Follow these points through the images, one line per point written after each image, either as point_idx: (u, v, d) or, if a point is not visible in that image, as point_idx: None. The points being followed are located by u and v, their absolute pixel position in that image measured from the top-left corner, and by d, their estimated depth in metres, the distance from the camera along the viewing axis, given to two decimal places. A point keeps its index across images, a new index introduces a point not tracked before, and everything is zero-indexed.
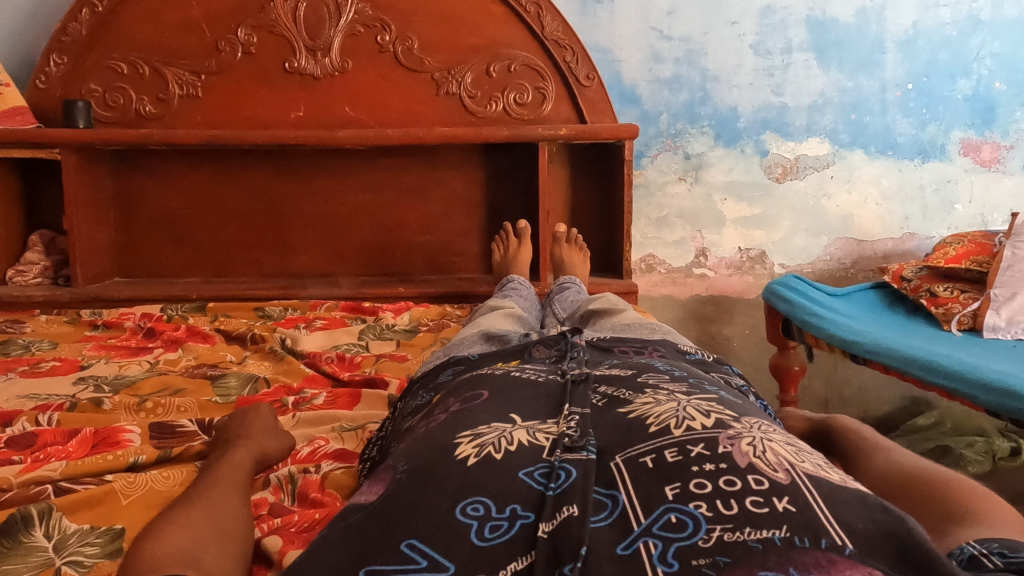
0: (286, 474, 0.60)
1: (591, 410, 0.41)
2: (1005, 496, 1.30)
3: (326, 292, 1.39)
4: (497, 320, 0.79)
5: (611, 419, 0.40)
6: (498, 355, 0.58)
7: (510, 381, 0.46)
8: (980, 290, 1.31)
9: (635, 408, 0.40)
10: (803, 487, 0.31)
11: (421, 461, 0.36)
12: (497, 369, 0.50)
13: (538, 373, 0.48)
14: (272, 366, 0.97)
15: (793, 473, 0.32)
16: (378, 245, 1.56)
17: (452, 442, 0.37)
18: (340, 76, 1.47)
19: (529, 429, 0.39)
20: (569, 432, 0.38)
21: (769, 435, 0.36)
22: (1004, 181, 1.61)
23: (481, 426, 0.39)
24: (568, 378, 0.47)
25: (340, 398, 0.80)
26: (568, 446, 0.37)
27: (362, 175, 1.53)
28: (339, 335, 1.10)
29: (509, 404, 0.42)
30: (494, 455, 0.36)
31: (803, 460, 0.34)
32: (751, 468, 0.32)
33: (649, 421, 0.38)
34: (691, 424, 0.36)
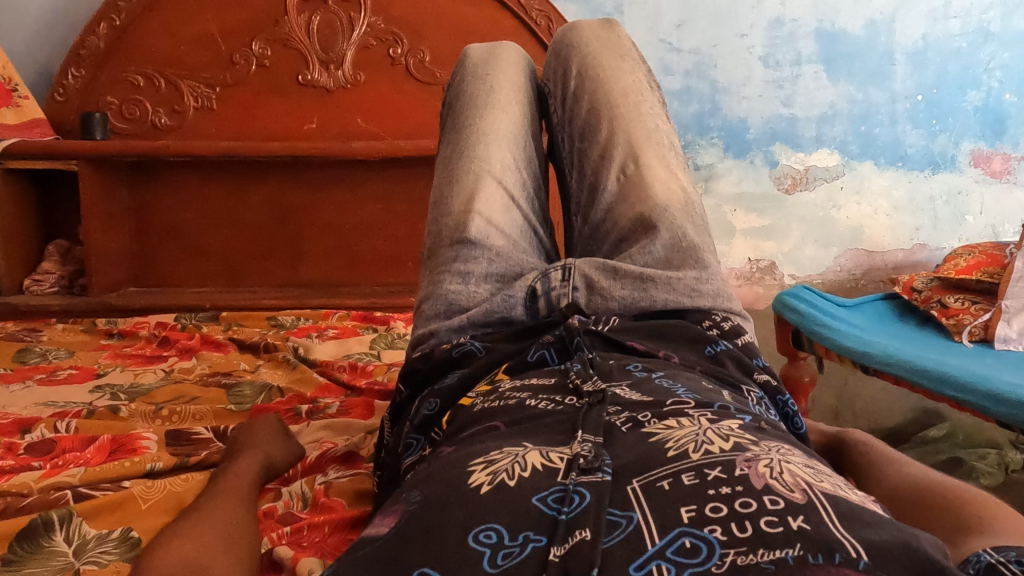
0: (297, 490, 0.60)
1: (605, 439, 0.36)
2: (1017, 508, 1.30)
3: (337, 301, 1.41)
4: (495, 208, 0.59)
5: (629, 442, 0.36)
6: (500, 338, 0.52)
7: (523, 414, 0.40)
8: (991, 301, 1.30)
9: (656, 431, 0.36)
10: (820, 506, 0.29)
11: (433, 490, 0.34)
12: (493, 391, 0.44)
13: (549, 399, 0.41)
14: (286, 375, 0.98)
15: (810, 493, 0.30)
16: (390, 255, 1.58)
17: (465, 470, 0.34)
18: (352, 89, 1.49)
19: (542, 451, 0.36)
20: (584, 453, 0.35)
21: (788, 457, 0.33)
22: (1014, 192, 1.62)
23: (493, 452, 0.36)
24: (584, 399, 0.40)
25: (353, 409, 0.79)
26: (582, 468, 0.34)
27: (375, 187, 1.55)
28: (351, 345, 1.11)
29: (526, 432, 0.38)
30: (507, 482, 0.33)
31: (820, 480, 0.32)
32: (767, 489, 0.30)
33: (668, 445, 0.35)
34: (709, 448, 0.34)
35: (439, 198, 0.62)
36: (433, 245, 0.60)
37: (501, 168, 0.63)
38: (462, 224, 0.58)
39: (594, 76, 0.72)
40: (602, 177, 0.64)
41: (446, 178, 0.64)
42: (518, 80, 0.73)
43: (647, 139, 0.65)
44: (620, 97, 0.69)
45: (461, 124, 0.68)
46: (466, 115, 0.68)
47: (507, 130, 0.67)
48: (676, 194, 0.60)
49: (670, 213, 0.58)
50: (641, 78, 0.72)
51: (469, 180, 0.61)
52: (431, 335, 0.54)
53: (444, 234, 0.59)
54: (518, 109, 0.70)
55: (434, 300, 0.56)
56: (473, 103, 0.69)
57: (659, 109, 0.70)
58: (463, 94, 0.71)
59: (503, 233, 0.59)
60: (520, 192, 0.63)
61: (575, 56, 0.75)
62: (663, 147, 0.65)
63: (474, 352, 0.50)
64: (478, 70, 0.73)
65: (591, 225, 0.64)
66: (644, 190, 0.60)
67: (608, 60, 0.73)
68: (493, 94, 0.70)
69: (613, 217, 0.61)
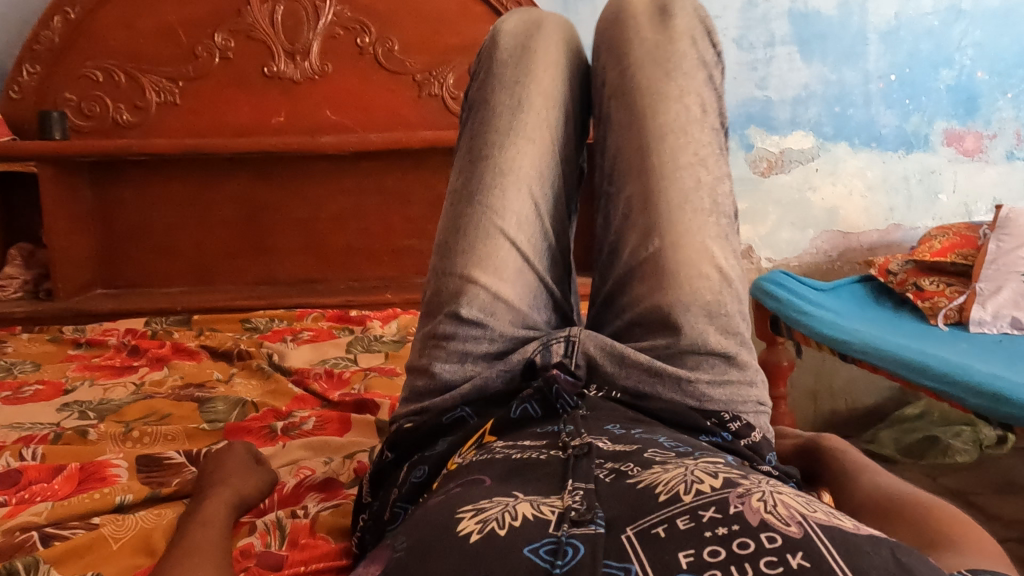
0: (273, 519, 0.59)
1: (597, 485, 0.35)
2: (990, 488, 1.34)
3: (311, 301, 1.39)
4: (502, 282, 0.55)
5: (618, 490, 0.34)
6: (491, 404, 0.50)
7: (511, 462, 0.39)
8: (966, 284, 1.31)
9: (642, 475, 0.35)
10: (818, 539, 0.28)
11: (421, 539, 0.32)
12: (480, 450, 0.42)
13: (540, 450, 0.40)
14: (260, 385, 0.95)
15: (806, 525, 0.29)
16: (365, 250, 1.56)
17: (453, 518, 0.33)
18: (320, 80, 1.45)
19: (532, 502, 0.34)
20: (575, 505, 0.33)
21: (779, 489, 0.32)
22: (987, 170, 1.62)
23: (482, 500, 0.34)
24: (570, 450, 0.39)
25: (330, 424, 0.77)
26: (574, 520, 0.32)
27: (346, 180, 1.52)
28: (326, 349, 1.09)
29: (518, 483, 0.36)
30: (498, 531, 0.31)
31: (815, 510, 0.31)
32: (763, 526, 0.29)
33: (659, 489, 0.33)
34: (699, 487, 0.32)
35: (444, 250, 0.58)
36: (433, 305, 0.56)
37: (514, 222, 0.58)
38: (465, 300, 0.54)
39: (634, 104, 0.61)
40: (624, 245, 0.58)
41: (456, 219, 0.59)
42: (550, 89, 0.65)
43: (683, 208, 0.56)
44: (658, 141, 0.59)
45: (476, 149, 0.61)
46: (485, 138, 0.62)
47: (532, 171, 0.60)
48: (713, 284, 0.53)
49: (691, 315, 0.52)
50: (691, 106, 0.60)
51: (477, 239, 0.57)
52: (422, 412, 0.52)
53: (444, 301, 0.55)
54: (543, 133, 0.62)
55: (428, 373, 0.54)
56: (494, 124, 0.62)
57: (714, 145, 0.59)
58: (488, 103, 0.64)
59: (512, 307, 0.55)
60: (534, 247, 0.59)
61: (620, 66, 0.64)
62: (701, 218, 0.56)
63: (464, 418, 0.48)
64: (507, 72, 0.65)
65: (608, 290, 0.59)
66: (669, 283, 0.53)
67: (659, 79, 0.61)
68: (520, 114, 0.62)
69: (631, 298, 0.56)
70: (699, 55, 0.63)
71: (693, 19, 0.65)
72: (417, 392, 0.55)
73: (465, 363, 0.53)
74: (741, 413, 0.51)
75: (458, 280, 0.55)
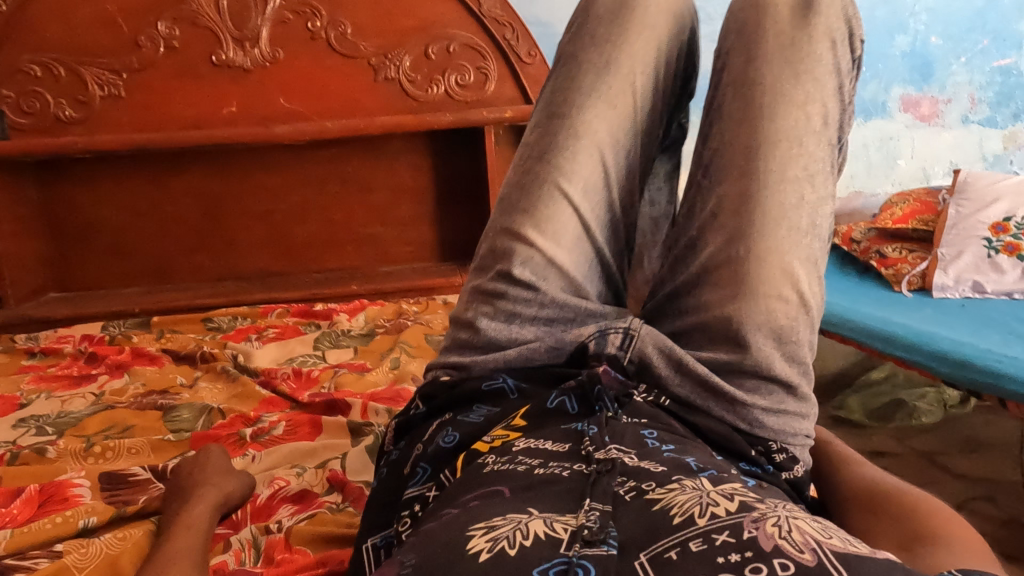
0: (248, 536, 0.57)
1: (614, 506, 0.35)
2: (955, 447, 1.37)
3: (275, 296, 1.36)
4: (562, 251, 0.56)
5: (636, 511, 0.34)
6: (535, 380, 0.51)
7: (529, 476, 0.38)
8: (927, 250, 1.32)
9: (659, 495, 0.35)
10: (832, 568, 0.27)
11: (430, 554, 0.31)
12: (500, 454, 0.42)
13: (560, 466, 0.39)
14: (226, 388, 0.92)
15: (821, 553, 0.29)
16: (327, 241, 1.53)
17: (463, 535, 0.32)
18: (271, 67, 1.40)
19: (546, 519, 0.33)
20: (589, 524, 0.33)
21: (796, 513, 0.32)
22: (943, 135, 1.65)
23: (495, 516, 0.33)
24: (592, 467, 0.38)
25: (300, 428, 0.76)
26: (586, 540, 0.32)
27: (304, 169, 1.48)
28: (293, 346, 1.06)
29: (536, 496, 0.36)
30: (509, 551, 0.31)
31: (830, 536, 0.30)
32: (777, 552, 0.29)
33: (674, 511, 0.33)
34: (714, 511, 0.32)
35: (506, 204, 0.59)
36: (487, 258, 0.58)
37: (579, 189, 0.57)
38: (518, 261, 0.55)
39: (745, 96, 0.56)
40: (698, 241, 0.55)
41: (523, 173, 0.59)
42: (645, 55, 0.62)
43: (777, 221, 0.52)
44: (766, 146, 0.54)
45: (556, 107, 0.61)
46: (566, 97, 0.61)
47: (603, 137, 0.59)
48: (791, 307, 0.50)
49: (758, 334, 0.50)
50: (811, 115, 0.55)
51: (539, 200, 0.57)
52: (461, 368, 0.55)
53: (498, 257, 0.56)
54: (624, 103, 0.60)
55: (473, 327, 0.56)
56: (580, 84, 0.61)
57: (824, 159, 0.55)
58: (576, 61, 0.62)
59: (565, 275, 0.56)
60: (597, 220, 0.58)
61: (741, 54, 0.58)
62: (793, 236, 0.52)
63: (505, 392, 0.50)
64: (603, 31, 0.62)
65: (671, 288, 0.56)
66: (749, 293, 0.50)
67: (782, 79, 0.56)
68: (606, 79, 0.61)
69: (700, 304, 0.53)
70: (831, 69, 0.56)
71: (840, 10, 0.58)
72: (460, 344, 0.57)
73: (512, 327, 0.55)
74: (788, 445, 0.49)
75: (514, 237, 0.56)
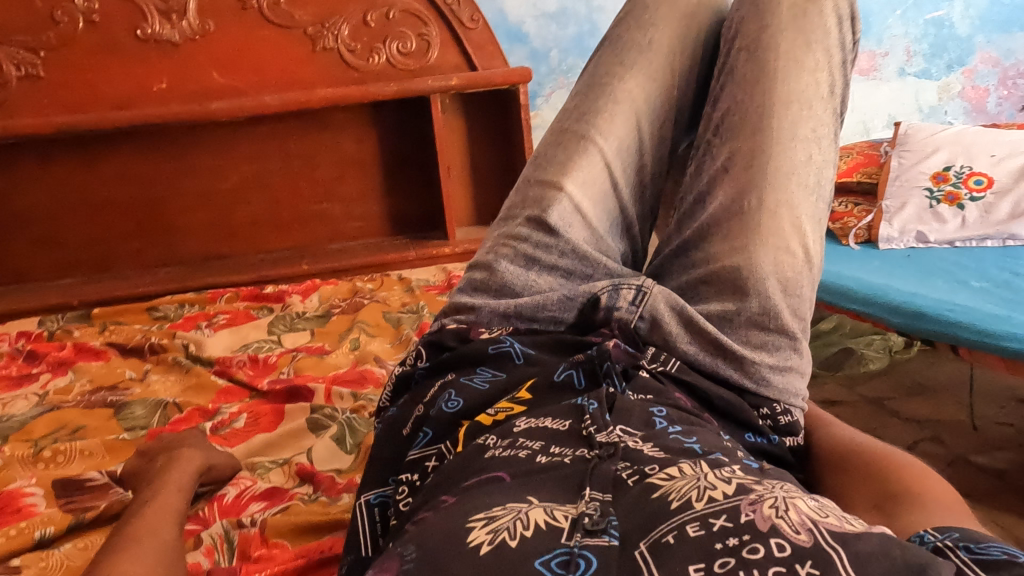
0: (221, 532, 0.55)
1: (614, 494, 0.37)
2: (902, 391, 1.42)
3: (222, 280, 1.31)
4: (587, 205, 0.62)
5: (635, 496, 0.36)
6: (542, 347, 0.53)
7: (533, 463, 0.40)
8: (872, 202, 1.35)
9: (658, 479, 0.37)
10: (827, 547, 0.30)
11: (430, 546, 0.34)
12: (505, 434, 0.44)
13: (562, 452, 0.41)
14: (180, 380, 0.89)
15: (816, 532, 0.31)
16: (272, 220, 1.48)
17: (465, 527, 0.34)
18: (201, 40, 1.32)
19: (546, 508, 0.36)
20: (588, 512, 0.35)
21: (791, 494, 0.34)
22: (881, 88, 1.69)
23: (495, 507, 0.35)
24: (595, 451, 0.40)
25: (262, 419, 0.73)
26: (588, 530, 0.34)
27: (244, 146, 1.42)
28: (247, 332, 1.03)
29: (537, 484, 0.38)
30: (509, 543, 0.33)
31: (826, 515, 0.32)
32: (772, 532, 0.31)
33: (671, 496, 0.35)
34: (712, 494, 0.34)
35: (542, 159, 0.66)
36: (518, 208, 0.63)
37: (607, 147, 0.65)
38: (550, 206, 0.60)
39: (759, 63, 0.63)
40: (709, 196, 0.60)
41: (561, 134, 0.67)
42: (675, 40, 0.71)
43: (785, 174, 0.57)
44: (776, 107, 0.61)
45: (595, 82, 0.70)
46: (606, 74, 0.70)
47: (636, 104, 0.68)
48: (796, 261, 0.54)
49: (766, 282, 0.53)
50: (814, 87, 0.62)
51: (572, 153, 0.64)
52: (473, 310, 0.58)
53: (529, 204, 0.62)
54: (652, 78, 0.70)
55: (490, 269, 0.59)
56: (617, 63, 0.70)
57: (825, 128, 0.61)
58: (618, 47, 0.72)
59: (589, 224, 0.61)
60: (622, 179, 0.65)
61: (751, 26, 0.66)
62: (798, 190, 0.57)
63: (511, 357, 0.52)
64: (643, 21, 0.72)
65: (680, 245, 0.60)
66: (758, 238, 0.54)
67: (790, 56, 0.63)
68: (642, 58, 0.70)
69: (708, 255, 0.56)
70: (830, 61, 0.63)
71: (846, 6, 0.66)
72: (478, 287, 0.60)
73: (534, 273, 0.59)
74: (791, 406, 0.51)
75: (546, 185, 0.62)
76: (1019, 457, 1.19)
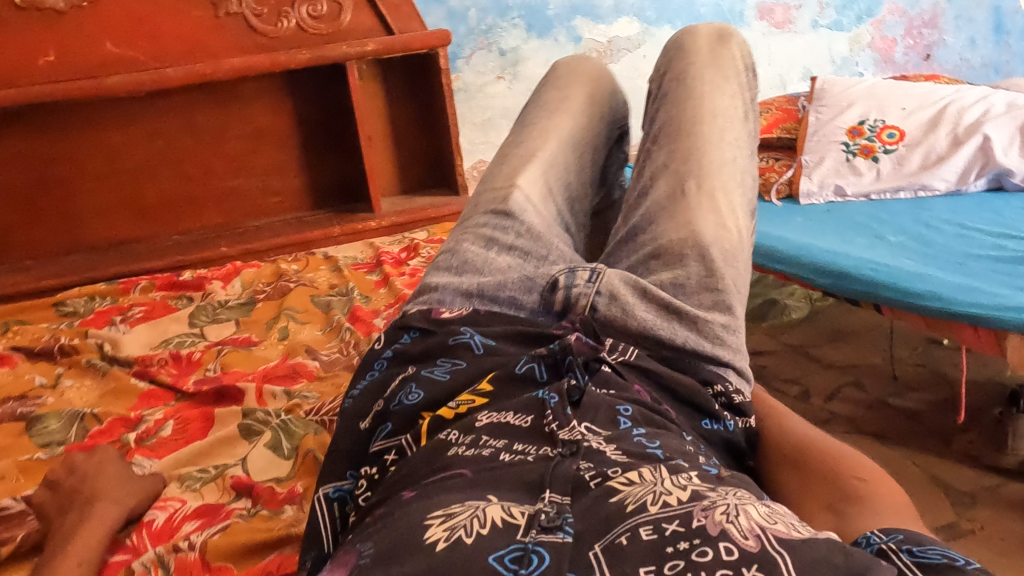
0: (153, 557, 0.53)
1: (572, 495, 0.37)
2: (823, 338, 1.48)
3: (135, 268, 1.24)
4: (538, 200, 0.63)
5: (593, 496, 0.36)
6: (505, 335, 0.52)
7: (494, 461, 0.40)
8: (792, 157, 1.37)
9: (617, 480, 0.37)
10: (774, 552, 0.30)
11: (388, 545, 0.34)
12: (467, 429, 0.43)
13: (523, 451, 0.41)
14: (96, 384, 0.84)
15: (763, 538, 0.31)
16: (184, 198, 1.40)
17: (422, 525, 0.34)
18: (90, 7, 1.21)
19: (503, 505, 0.35)
20: (545, 510, 0.35)
21: (743, 501, 0.34)
22: (796, 41, 1.71)
23: (452, 505, 0.35)
24: (558, 450, 0.40)
25: (191, 425, 0.69)
26: (543, 526, 0.33)
27: (147, 121, 1.33)
28: (166, 326, 0.98)
29: (497, 482, 0.38)
30: (463, 541, 0.32)
31: (775, 522, 0.33)
32: (722, 536, 0.31)
33: (626, 499, 0.35)
34: (666, 499, 0.34)
35: (487, 175, 0.68)
36: (469, 213, 0.64)
37: (549, 157, 0.68)
38: (505, 197, 0.62)
39: (683, 86, 0.70)
40: (651, 187, 0.63)
41: (504, 156, 0.70)
42: (596, 93, 0.79)
43: (718, 164, 0.62)
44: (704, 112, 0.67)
45: (529, 121, 0.75)
46: (539, 113, 0.75)
47: (568, 130, 0.73)
48: (733, 237, 0.58)
49: (711, 253, 0.56)
50: (733, 100, 0.69)
51: (517, 164, 0.67)
52: (435, 290, 0.55)
53: (481, 204, 0.63)
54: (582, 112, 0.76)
55: (453, 250, 0.59)
56: (547, 104, 0.76)
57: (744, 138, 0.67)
58: (545, 98, 0.79)
59: (540, 215, 0.63)
60: (563, 187, 0.68)
61: (673, 64, 0.74)
62: (729, 178, 0.61)
63: (470, 347, 0.50)
64: (564, 80, 0.80)
65: (625, 234, 0.62)
66: (702, 213, 0.58)
67: (708, 77, 0.70)
68: (567, 100, 0.77)
69: (654, 233, 0.59)
70: (739, 82, 0.71)
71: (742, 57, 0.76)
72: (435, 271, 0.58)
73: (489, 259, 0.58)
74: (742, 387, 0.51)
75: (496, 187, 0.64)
76: (931, 397, 1.26)
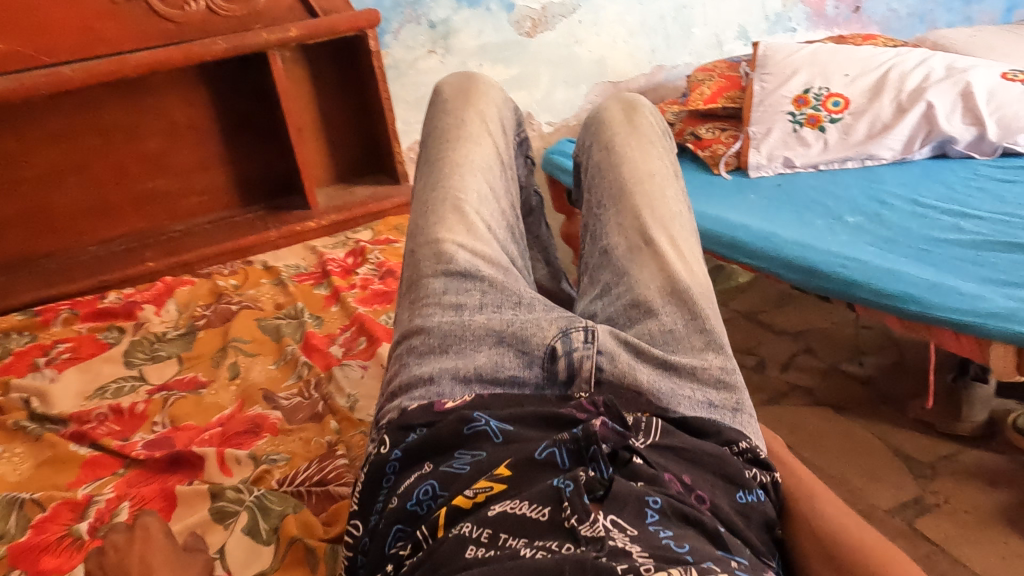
0: None
1: None
2: (771, 303, 1.50)
3: (52, 294, 1.13)
4: (487, 252, 0.58)
5: None
6: (522, 420, 0.48)
7: (514, 559, 0.37)
8: (738, 127, 1.36)
9: None
10: None
11: None
12: (483, 518, 0.40)
13: (545, 548, 0.38)
14: (29, 451, 0.75)
15: None
16: (98, 206, 1.28)
17: None
18: None
19: None
20: None
21: None
22: None
23: None
24: (582, 544, 0.37)
25: (151, 504, 0.63)
26: None
27: (45, 122, 1.19)
28: (98, 368, 0.89)
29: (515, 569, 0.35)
30: None
31: None
32: None
33: None
34: None
35: (413, 231, 0.61)
36: (411, 278, 0.58)
37: (475, 200, 0.62)
38: (452, 257, 0.56)
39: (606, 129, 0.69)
40: (612, 233, 0.60)
41: (421, 204, 0.63)
42: (489, 113, 0.73)
43: (669, 206, 0.61)
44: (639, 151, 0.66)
45: (434, 157, 0.67)
46: (440, 147, 0.68)
47: (481, 164, 0.66)
48: (705, 280, 0.57)
49: (695, 300, 0.54)
50: (659, 134, 0.68)
51: (445, 212, 0.60)
52: (428, 381, 0.50)
53: (422, 268, 0.57)
54: (489, 140, 0.70)
55: (422, 329, 0.53)
56: (447, 136, 0.69)
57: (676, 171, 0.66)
58: (438, 128, 0.71)
59: (495, 267, 0.58)
60: (502, 235, 0.63)
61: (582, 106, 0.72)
62: (682, 220, 0.60)
63: (489, 436, 0.46)
64: (450, 105, 0.73)
65: (597, 286, 0.59)
66: (673, 258, 0.56)
67: (624, 118, 0.69)
68: (465, 128, 0.70)
69: (627, 283, 0.57)
70: (653, 115, 0.70)
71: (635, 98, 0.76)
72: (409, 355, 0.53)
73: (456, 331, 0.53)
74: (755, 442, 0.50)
75: (431, 243, 0.58)
76: (881, 360, 1.29)
